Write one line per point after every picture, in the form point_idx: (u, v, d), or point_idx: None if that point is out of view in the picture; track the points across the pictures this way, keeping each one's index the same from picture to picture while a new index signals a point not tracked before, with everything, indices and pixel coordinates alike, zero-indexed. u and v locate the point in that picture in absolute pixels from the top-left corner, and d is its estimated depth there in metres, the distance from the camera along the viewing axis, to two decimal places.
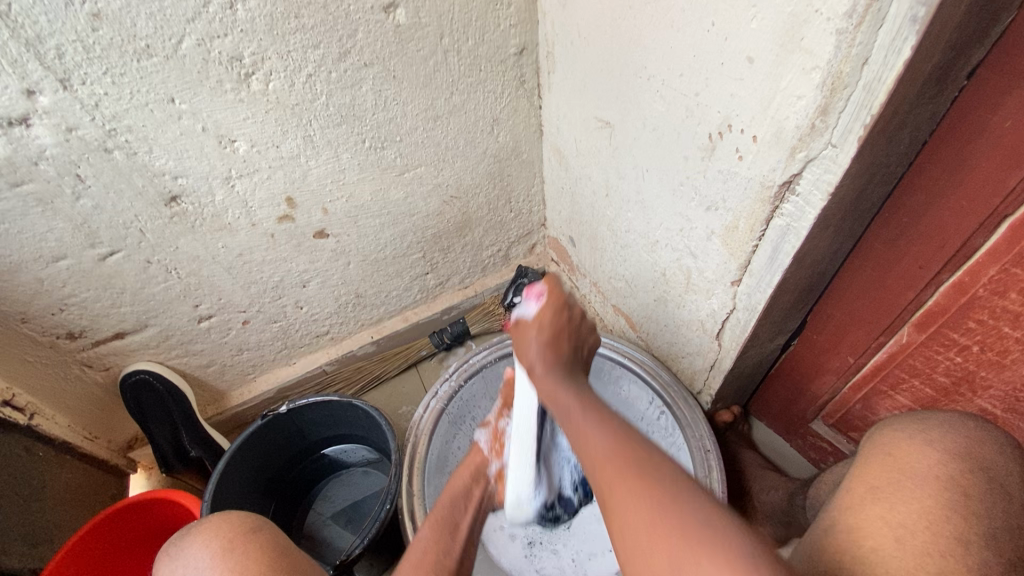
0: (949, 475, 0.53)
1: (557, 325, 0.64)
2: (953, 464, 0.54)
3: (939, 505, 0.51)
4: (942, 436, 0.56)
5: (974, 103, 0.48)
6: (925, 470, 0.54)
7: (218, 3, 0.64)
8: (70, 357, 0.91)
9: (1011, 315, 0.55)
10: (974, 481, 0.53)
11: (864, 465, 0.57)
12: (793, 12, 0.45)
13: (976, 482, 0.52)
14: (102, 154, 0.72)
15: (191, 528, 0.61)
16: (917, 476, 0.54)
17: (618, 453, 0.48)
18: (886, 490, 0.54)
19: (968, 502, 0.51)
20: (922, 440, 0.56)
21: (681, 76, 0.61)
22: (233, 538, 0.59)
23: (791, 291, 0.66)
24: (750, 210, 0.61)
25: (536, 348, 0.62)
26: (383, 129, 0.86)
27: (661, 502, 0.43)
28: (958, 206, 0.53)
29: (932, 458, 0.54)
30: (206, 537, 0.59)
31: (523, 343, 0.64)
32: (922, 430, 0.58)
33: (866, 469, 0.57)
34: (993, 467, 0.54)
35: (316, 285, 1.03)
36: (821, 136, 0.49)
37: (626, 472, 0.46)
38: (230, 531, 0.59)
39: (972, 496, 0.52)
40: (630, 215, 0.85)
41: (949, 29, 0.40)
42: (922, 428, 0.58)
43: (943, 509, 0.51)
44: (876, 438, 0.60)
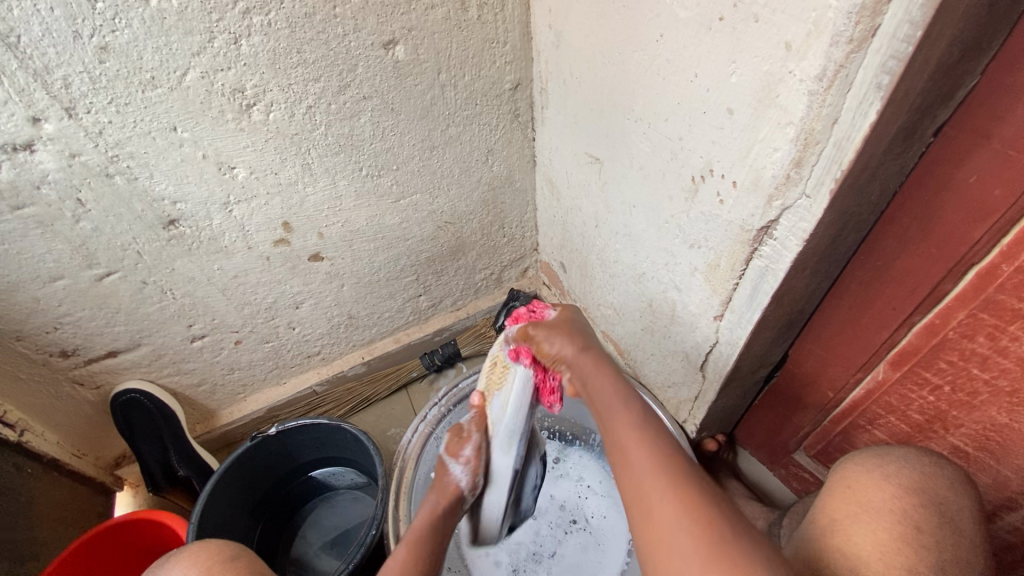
0: (901, 509, 0.54)
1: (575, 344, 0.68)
2: (907, 498, 0.55)
3: (890, 537, 0.53)
4: (898, 470, 0.58)
5: (941, 158, 0.51)
6: (879, 503, 0.55)
7: (223, 38, 0.67)
8: (62, 374, 0.91)
9: (979, 357, 0.57)
10: (927, 515, 0.54)
11: (825, 498, 0.59)
12: (769, 71, 0.48)
13: (928, 517, 0.54)
14: (103, 179, 0.73)
15: (169, 556, 0.62)
16: (871, 509, 0.55)
17: (651, 458, 0.52)
18: (843, 523, 0.55)
19: (920, 536, 0.52)
20: (879, 475, 0.58)
21: (667, 121, 0.64)
22: (210, 565, 0.59)
23: (771, 328, 0.68)
24: (730, 250, 0.63)
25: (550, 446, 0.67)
26: (380, 158, 0.89)
27: (684, 507, 0.47)
28: (928, 252, 0.56)
29: (887, 492, 0.56)
30: (189, 561, 0.60)
31: (543, 355, 0.69)
32: (880, 463, 0.59)
33: (827, 502, 0.58)
34: (946, 502, 0.55)
35: (309, 306, 1.05)
36: (796, 186, 0.52)
37: (657, 474, 0.50)
38: (207, 558, 0.60)
39: (922, 529, 0.53)
40: (619, 246, 0.88)
41: (913, 94, 0.43)
42: (880, 462, 0.59)
43: (896, 542, 0.52)
44: (837, 470, 0.62)
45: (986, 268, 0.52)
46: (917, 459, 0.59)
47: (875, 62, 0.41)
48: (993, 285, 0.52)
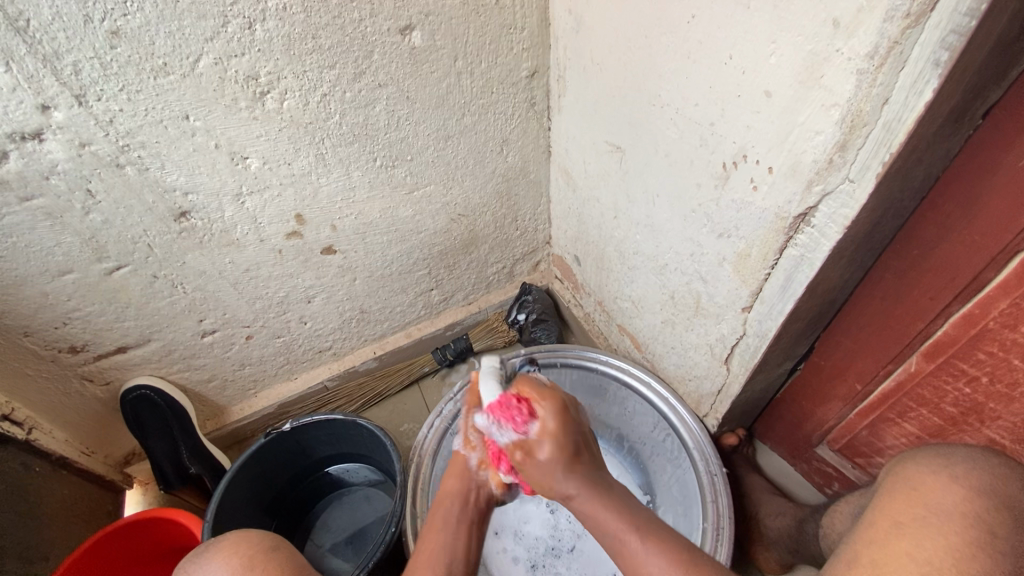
0: (975, 513, 0.51)
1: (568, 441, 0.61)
2: (978, 502, 0.52)
3: (965, 541, 0.49)
4: (967, 472, 0.55)
5: (989, 141, 0.49)
6: (948, 506, 0.53)
7: (237, 22, 0.65)
8: (71, 371, 0.90)
9: (1020, 348, 0.55)
10: (1000, 519, 0.51)
11: (887, 501, 0.57)
12: (813, 50, 0.46)
13: (1003, 522, 0.51)
14: (113, 169, 0.71)
15: (212, 545, 0.60)
16: (941, 513, 0.52)
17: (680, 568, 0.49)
18: (910, 526, 0.52)
19: (995, 541, 0.49)
20: (944, 476, 0.56)
21: (696, 106, 0.62)
22: (256, 557, 0.58)
23: (802, 319, 0.67)
24: (763, 239, 0.61)
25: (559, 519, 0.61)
26: (395, 148, 0.87)
27: None
28: (971, 240, 0.54)
29: (956, 495, 0.53)
30: (227, 556, 0.58)
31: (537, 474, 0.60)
32: (945, 466, 0.57)
33: (889, 505, 0.56)
34: (1020, 506, 0.52)
35: (320, 300, 1.03)
36: (838, 171, 0.50)
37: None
38: (252, 551, 0.58)
39: (997, 534, 0.50)
40: (640, 238, 0.86)
41: (970, 72, 0.41)
42: (946, 464, 0.57)
43: (969, 546, 0.49)
44: (900, 472, 0.60)
45: None
46: (987, 461, 0.57)
47: (933, 38, 0.39)
48: None
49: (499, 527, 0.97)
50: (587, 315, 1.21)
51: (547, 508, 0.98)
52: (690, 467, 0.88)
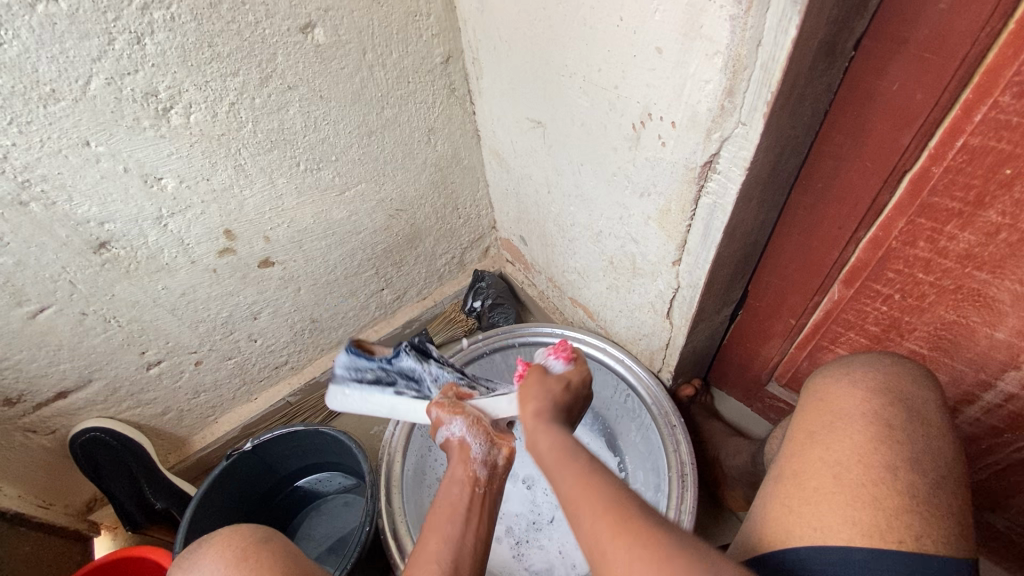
0: (873, 410, 0.56)
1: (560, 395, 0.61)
2: (876, 400, 0.57)
3: (866, 437, 0.54)
4: (865, 376, 0.60)
5: (864, 71, 0.52)
6: (851, 410, 0.57)
7: (125, 38, 0.62)
8: (10, 425, 0.85)
9: (923, 261, 0.60)
10: (896, 412, 0.55)
11: (803, 415, 0.61)
12: (690, 2, 0.48)
13: (898, 413, 0.55)
14: (17, 208, 0.68)
15: (204, 540, 0.59)
16: (846, 416, 0.56)
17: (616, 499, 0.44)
18: (821, 434, 0.56)
19: (893, 433, 0.54)
20: (848, 383, 0.60)
21: (599, 71, 0.63)
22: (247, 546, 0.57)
23: (728, 264, 0.70)
24: (678, 192, 0.63)
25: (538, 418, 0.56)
26: (317, 149, 0.85)
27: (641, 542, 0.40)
28: (863, 166, 0.57)
29: (857, 397, 0.57)
30: (219, 549, 0.57)
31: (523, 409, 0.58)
32: (848, 374, 0.61)
33: (804, 419, 0.60)
34: (913, 398, 0.57)
35: (267, 315, 1.01)
36: (731, 116, 0.52)
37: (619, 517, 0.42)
38: (243, 540, 0.57)
39: (895, 426, 0.54)
40: (573, 209, 0.88)
41: (829, 7, 0.43)
42: (847, 372, 0.61)
43: (871, 441, 0.54)
44: (812, 388, 0.63)
45: (918, 173, 0.54)
46: (881, 362, 0.61)
47: None
48: (927, 189, 0.55)
49: None
50: (540, 291, 1.23)
51: (523, 484, 1.01)
52: (651, 422, 0.91)
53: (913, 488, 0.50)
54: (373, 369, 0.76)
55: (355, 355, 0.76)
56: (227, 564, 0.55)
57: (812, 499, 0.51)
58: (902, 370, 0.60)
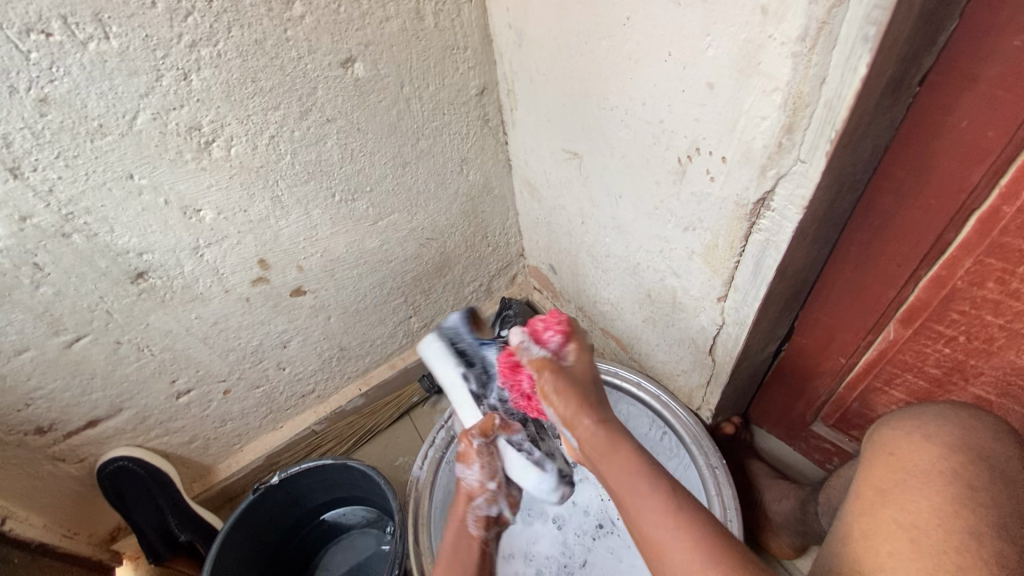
0: (951, 467, 0.53)
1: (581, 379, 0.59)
2: (953, 456, 0.53)
3: (946, 499, 0.50)
4: (939, 430, 0.56)
5: (928, 107, 0.50)
6: (925, 466, 0.54)
7: (172, 75, 0.63)
8: (40, 452, 0.85)
9: (992, 303, 0.56)
10: (977, 471, 0.52)
11: (868, 468, 0.57)
12: (747, 39, 0.46)
13: (978, 472, 0.52)
14: (60, 240, 0.68)
15: None
16: (920, 472, 0.53)
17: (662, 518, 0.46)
18: (893, 491, 0.53)
19: (975, 494, 0.50)
20: (921, 437, 0.56)
21: (644, 105, 0.62)
22: None
23: (777, 302, 0.67)
24: (727, 228, 0.61)
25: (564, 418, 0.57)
26: (352, 180, 0.85)
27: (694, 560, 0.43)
28: (926, 204, 0.55)
29: (933, 453, 0.54)
30: None
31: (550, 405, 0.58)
32: (919, 426, 0.57)
33: (871, 473, 0.56)
34: (993, 457, 0.53)
35: (296, 343, 1.00)
36: (789, 153, 0.50)
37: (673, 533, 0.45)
38: None
39: (976, 486, 0.51)
40: (608, 240, 0.86)
41: (899, 45, 0.41)
42: (918, 424, 0.58)
43: (951, 502, 0.50)
44: (878, 438, 0.59)
45: (988, 212, 0.51)
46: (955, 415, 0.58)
47: (859, 15, 0.39)
48: (998, 229, 0.52)
49: (509, 551, 0.95)
50: None
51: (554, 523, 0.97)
52: (691, 461, 0.87)
53: (1002, 559, 0.46)
54: (469, 344, 0.78)
55: (462, 322, 0.80)
56: None
57: (886, 565, 0.48)
58: (978, 426, 0.56)
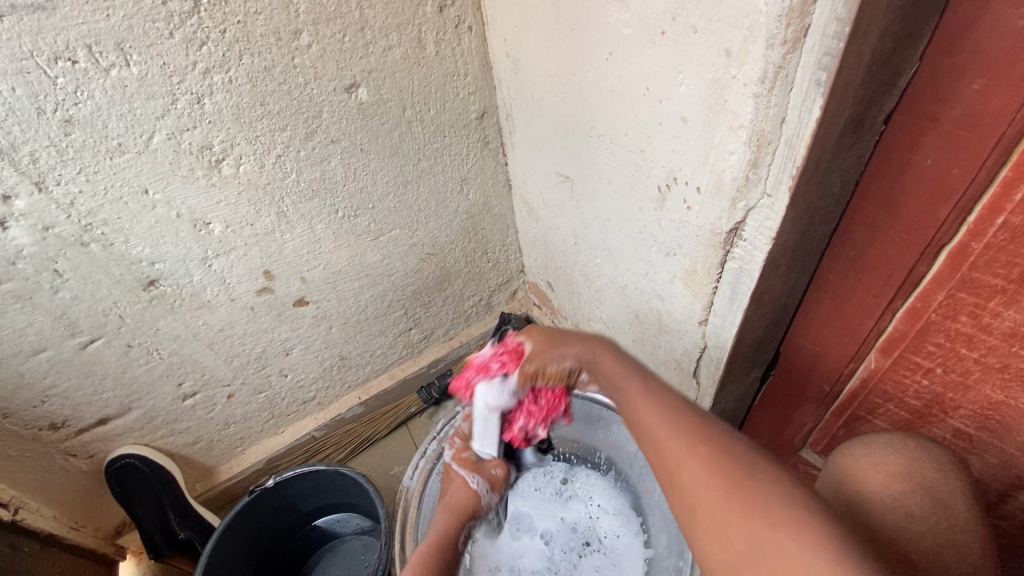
0: (891, 494, 0.51)
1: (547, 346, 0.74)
2: (895, 483, 0.52)
3: (884, 528, 0.49)
4: (884, 454, 0.54)
5: (895, 144, 0.51)
6: (868, 494, 0.52)
7: (186, 99, 0.68)
8: (53, 447, 0.90)
9: (965, 336, 0.57)
10: (916, 498, 0.50)
11: (817, 496, 0.56)
12: (714, 78, 0.49)
13: (920, 502, 0.50)
14: (79, 248, 0.73)
15: None
16: (860, 501, 0.52)
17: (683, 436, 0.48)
18: (834, 520, 0.52)
19: (912, 522, 0.48)
20: (867, 462, 0.54)
21: (627, 135, 0.64)
22: None
23: (756, 328, 0.68)
24: (704, 255, 0.63)
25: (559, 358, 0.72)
26: (355, 198, 0.89)
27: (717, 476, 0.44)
28: (898, 237, 0.56)
29: (874, 479, 0.52)
30: None
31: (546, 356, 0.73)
32: (868, 451, 0.56)
33: (817, 503, 0.55)
34: (936, 484, 0.51)
35: (299, 351, 1.04)
36: (756, 187, 0.52)
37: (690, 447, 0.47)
38: None
39: (915, 514, 0.49)
40: (599, 261, 0.88)
41: (854, 88, 0.43)
42: (867, 448, 0.56)
43: (888, 532, 0.48)
44: (829, 465, 0.58)
45: (957, 248, 0.52)
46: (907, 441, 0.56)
47: (812, 60, 0.41)
48: (967, 264, 0.52)
49: (495, 565, 0.96)
50: None
51: (541, 539, 0.99)
52: None
53: None
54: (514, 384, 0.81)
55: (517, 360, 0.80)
56: None
57: None
58: (926, 453, 0.54)
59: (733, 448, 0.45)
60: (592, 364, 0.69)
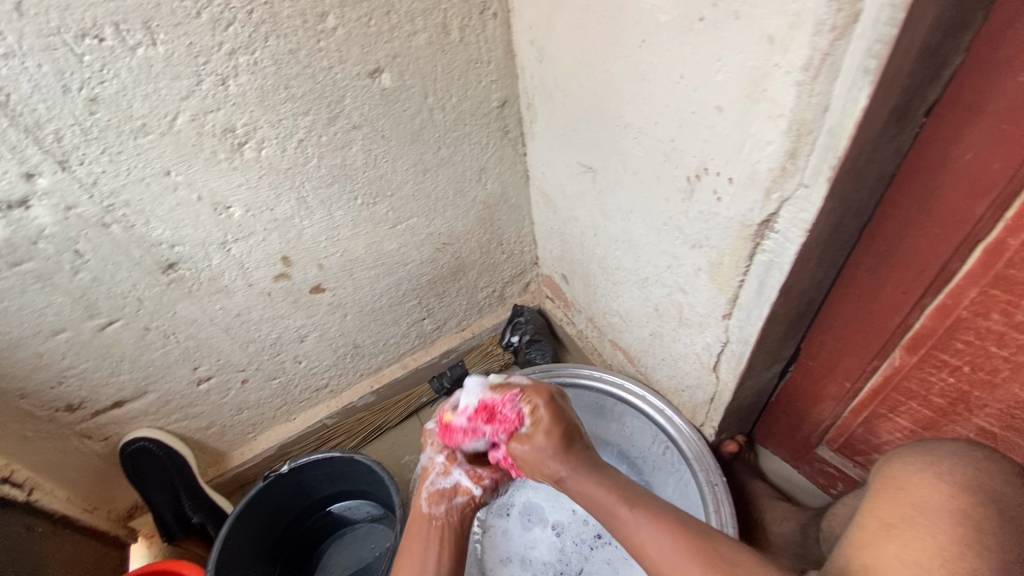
0: (959, 509, 0.52)
1: (558, 430, 0.68)
2: (964, 498, 0.53)
3: (951, 539, 0.50)
4: (951, 467, 0.56)
5: (934, 138, 0.51)
6: (936, 506, 0.53)
7: (211, 80, 0.67)
8: (69, 428, 0.90)
9: (996, 334, 0.56)
10: (986, 514, 0.51)
11: (877, 500, 0.58)
12: (755, 65, 0.48)
13: (988, 515, 0.51)
14: (100, 229, 0.73)
15: None
16: (928, 512, 0.53)
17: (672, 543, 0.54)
18: (899, 526, 0.53)
19: (981, 537, 0.50)
20: (932, 473, 0.56)
21: (656, 125, 0.64)
22: None
23: (781, 322, 0.68)
24: (732, 247, 0.63)
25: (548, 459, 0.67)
26: (375, 185, 0.89)
27: None
28: (932, 232, 0.55)
29: (941, 492, 0.54)
30: None
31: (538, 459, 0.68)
32: (931, 461, 0.57)
33: (879, 507, 0.57)
34: (1004, 499, 0.52)
35: (313, 339, 1.04)
36: (792, 177, 0.51)
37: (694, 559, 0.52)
38: None
39: (986, 529, 0.50)
40: (619, 254, 0.88)
41: (901, 77, 0.43)
42: (932, 460, 0.57)
43: (955, 544, 0.50)
44: (887, 470, 0.60)
45: (993, 244, 0.52)
46: (974, 453, 0.57)
47: (861, 47, 0.41)
48: (1002, 260, 0.52)
49: (507, 555, 0.97)
50: (579, 331, 1.22)
51: (552, 530, 0.99)
52: (691, 476, 0.87)
53: None
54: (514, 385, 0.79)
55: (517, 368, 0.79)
56: None
57: None
58: (990, 464, 0.55)
59: (741, 567, 0.50)
60: (579, 497, 0.65)
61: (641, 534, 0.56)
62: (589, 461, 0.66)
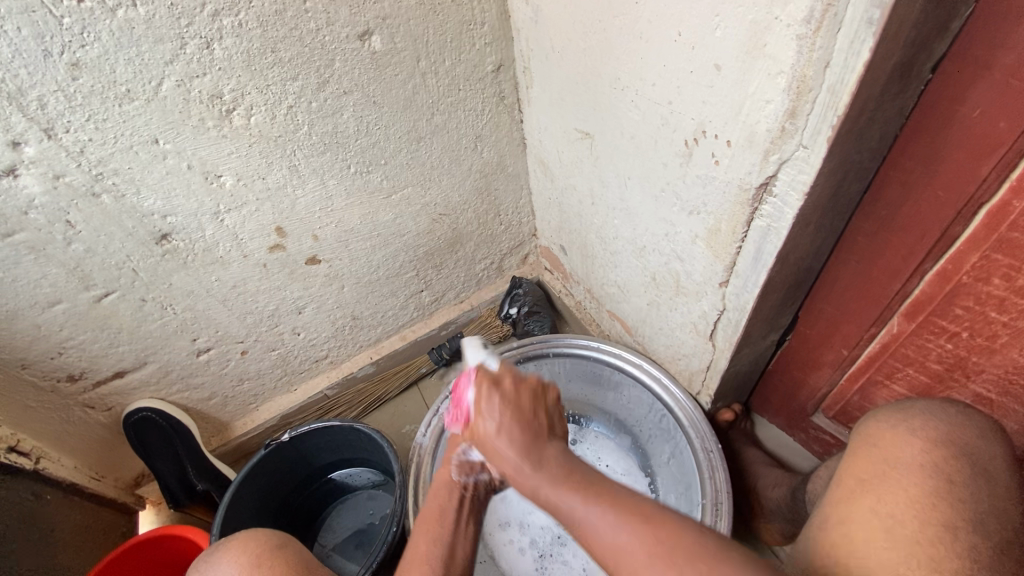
0: (930, 461, 0.53)
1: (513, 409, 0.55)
2: (936, 451, 0.54)
3: (925, 491, 0.52)
4: (925, 422, 0.56)
5: (941, 95, 0.49)
6: (909, 459, 0.54)
7: (195, 43, 0.65)
8: (72, 399, 0.91)
9: (997, 299, 0.55)
10: (959, 467, 0.52)
11: (852, 458, 0.58)
12: (754, 20, 0.46)
13: (961, 468, 0.52)
14: (90, 199, 0.72)
15: (217, 545, 0.61)
16: (901, 466, 0.54)
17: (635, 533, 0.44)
18: (874, 482, 0.54)
19: (953, 488, 0.51)
20: (906, 429, 0.56)
21: (654, 86, 0.62)
22: (259, 554, 0.58)
23: (778, 289, 0.67)
24: (730, 213, 0.62)
25: (501, 445, 0.53)
26: (368, 153, 0.87)
27: None
28: (935, 196, 0.54)
29: (914, 446, 0.55)
30: (233, 554, 0.58)
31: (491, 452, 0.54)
32: (904, 418, 0.57)
33: (853, 463, 0.57)
34: (976, 453, 0.53)
35: (311, 311, 1.04)
36: (791, 138, 0.50)
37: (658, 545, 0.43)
38: (256, 547, 0.59)
39: (956, 481, 0.52)
40: (617, 222, 0.86)
41: (907, 28, 0.41)
42: (904, 416, 0.58)
43: (929, 496, 0.51)
44: (862, 428, 0.60)
45: (997, 206, 0.50)
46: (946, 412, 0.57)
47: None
48: (1006, 223, 0.50)
49: (505, 520, 0.99)
50: (578, 301, 1.21)
51: None
52: (686, 444, 0.88)
53: (975, 553, 0.48)
54: None
55: None
56: (240, 568, 0.57)
57: (863, 551, 0.51)
58: (970, 422, 0.55)
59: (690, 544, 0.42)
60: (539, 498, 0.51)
61: (597, 535, 0.46)
62: (531, 446, 0.53)
